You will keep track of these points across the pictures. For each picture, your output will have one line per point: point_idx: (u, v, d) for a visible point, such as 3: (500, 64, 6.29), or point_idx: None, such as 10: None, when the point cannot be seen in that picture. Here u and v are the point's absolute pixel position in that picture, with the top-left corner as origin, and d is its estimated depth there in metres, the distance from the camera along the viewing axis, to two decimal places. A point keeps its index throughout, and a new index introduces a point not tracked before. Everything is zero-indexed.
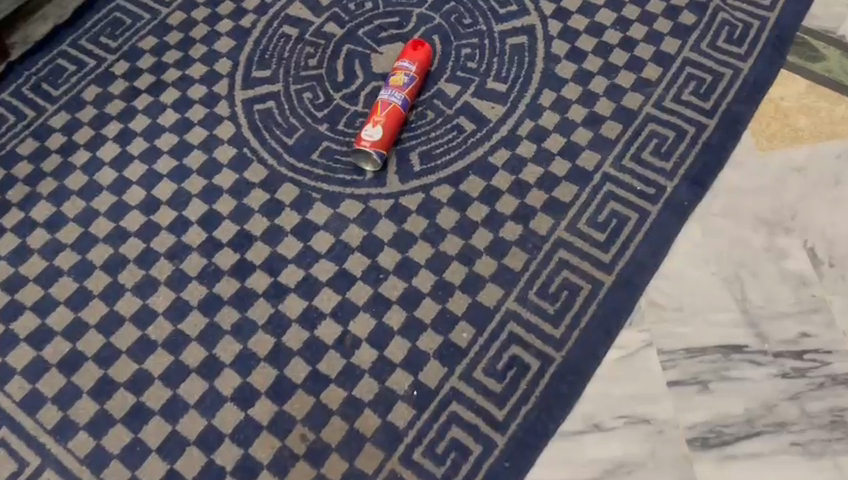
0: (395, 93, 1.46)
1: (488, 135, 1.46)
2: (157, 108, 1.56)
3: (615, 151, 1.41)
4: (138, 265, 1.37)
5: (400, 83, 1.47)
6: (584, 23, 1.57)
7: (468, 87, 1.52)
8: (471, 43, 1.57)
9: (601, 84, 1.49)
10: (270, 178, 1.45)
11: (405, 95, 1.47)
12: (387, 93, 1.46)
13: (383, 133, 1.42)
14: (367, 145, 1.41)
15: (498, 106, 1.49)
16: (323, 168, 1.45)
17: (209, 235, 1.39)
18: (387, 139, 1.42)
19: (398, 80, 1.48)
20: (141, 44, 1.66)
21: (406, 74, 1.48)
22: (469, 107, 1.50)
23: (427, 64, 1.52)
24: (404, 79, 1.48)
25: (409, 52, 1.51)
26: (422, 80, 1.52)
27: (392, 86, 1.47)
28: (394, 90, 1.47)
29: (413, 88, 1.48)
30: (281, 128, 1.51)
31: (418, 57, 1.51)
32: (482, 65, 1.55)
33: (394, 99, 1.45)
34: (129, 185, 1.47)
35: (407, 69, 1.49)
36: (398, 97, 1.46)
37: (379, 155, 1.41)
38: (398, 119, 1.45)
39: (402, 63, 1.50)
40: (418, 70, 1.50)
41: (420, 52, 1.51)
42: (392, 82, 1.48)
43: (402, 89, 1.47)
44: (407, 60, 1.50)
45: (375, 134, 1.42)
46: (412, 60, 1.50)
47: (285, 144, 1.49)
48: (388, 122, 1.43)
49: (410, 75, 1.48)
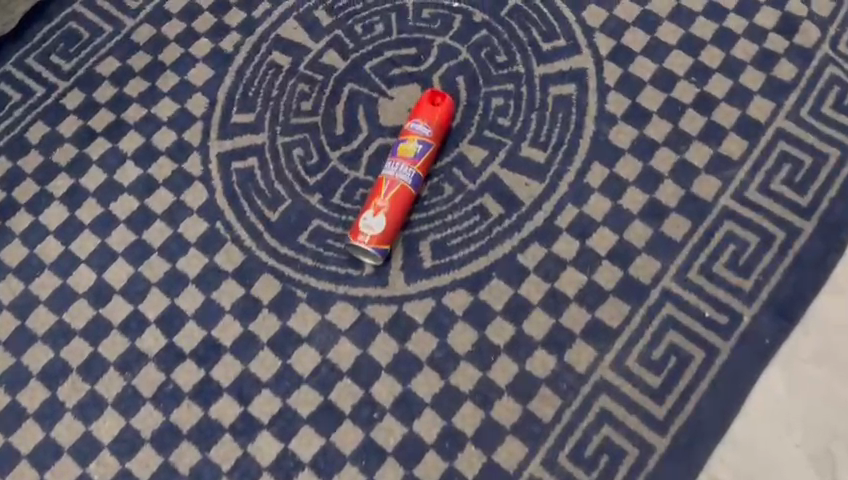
0: (404, 167, 1.16)
1: (519, 223, 1.16)
2: (114, 159, 1.27)
3: (679, 260, 1.11)
4: (82, 376, 1.12)
5: (411, 154, 1.17)
6: (650, 70, 1.24)
7: (497, 152, 1.22)
8: (504, 90, 1.26)
9: (667, 159, 1.18)
10: (246, 266, 1.17)
11: (417, 170, 1.16)
12: (393, 167, 1.16)
13: (386, 223, 1.13)
14: (365, 240, 1.12)
15: (534, 182, 1.19)
16: (312, 256, 1.17)
17: (168, 341, 1.13)
18: (391, 231, 1.13)
19: (409, 149, 1.17)
20: (98, 68, 1.35)
21: (418, 140, 1.18)
22: (498, 181, 1.19)
23: (447, 123, 1.21)
24: (417, 148, 1.17)
25: (424, 108, 1.20)
26: (440, 144, 1.21)
27: (401, 156, 1.17)
28: (402, 163, 1.16)
29: (427, 157, 1.18)
30: (263, 196, 1.22)
31: (436, 115, 1.20)
32: (517, 122, 1.23)
33: (402, 176, 1.15)
34: (77, 263, 1.20)
35: (421, 133, 1.18)
36: (408, 173, 1.16)
37: (379, 252, 1.12)
38: (406, 203, 1.15)
39: (415, 124, 1.19)
40: (435, 133, 1.19)
41: (439, 108, 1.20)
42: (401, 151, 1.17)
43: (413, 162, 1.16)
44: (421, 120, 1.19)
45: (376, 225, 1.13)
46: (427, 121, 1.19)
47: (267, 218, 1.20)
48: (393, 208, 1.14)
49: (424, 142, 1.18)
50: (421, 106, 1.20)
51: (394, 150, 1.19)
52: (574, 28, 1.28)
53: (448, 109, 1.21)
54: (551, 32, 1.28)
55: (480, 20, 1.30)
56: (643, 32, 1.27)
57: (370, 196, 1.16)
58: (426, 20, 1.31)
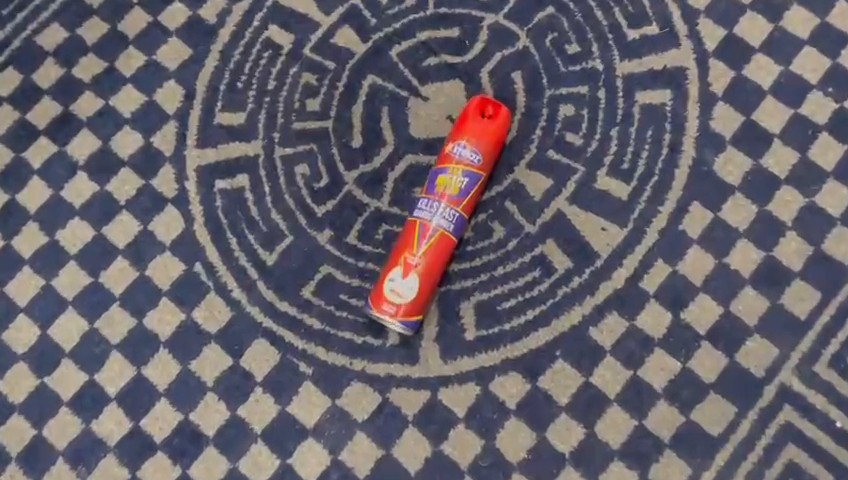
0: (444, 210, 0.87)
1: (592, 282, 0.89)
2: (61, 168, 0.97)
3: (803, 346, 0.85)
4: (23, 467, 0.88)
5: (454, 190, 0.87)
6: (772, 73, 0.93)
7: (565, 182, 0.92)
8: (575, 94, 0.95)
9: (791, 203, 0.89)
10: (234, 327, 0.90)
11: (461, 212, 0.87)
12: (429, 208, 0.87)
13: (417, 288, 0.85)
14: (389, 309, 0.85)
15: (612, 226, 0.90)
16: (318, 317, 0.90)
17: (134, 426, 0.88)
18: (424, 297, 0.86)
19: (451, 183, 0.88)
20: (38, 39, 1.02)
21: (463, 171, 0.88)
22: (565, 223, 0.91)
23: (502, 144, 0.90)
24: (461, 181, 0.88)
25: (472, 123, 0.89)
26: (490, 171, 0.90)
27: (440, 192, 0.88)
28: (442, 203, 0.87)
29: (474, 192, 0.88)
30: (255, 230, 0.93)
31: (488, 135, 0.89)
32: (592, 139, 0.93)
33: (441, 222, 0.87)
34: (15, 312, 0.93)
35: (468, 161, 0.88)
36: (449, 218, 0.87)
37: (409, 325, 0.86)
38: (445, 258, 0.87)
39: (460, 146, 0.88)
40: (485, 160, 0.89)
41: (493, 124, 0.89)
42: (440, 185, 0.88)
43: (456, 201, 0.87)
44: (468, 141, 0.88)
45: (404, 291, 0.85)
46: (476, 143, 0.88)
47: (261, 261, 0.92)
48: (427, 268, 0.86)
49: (470, 173, 0.88)
50: (468, 119, 0.89)
51: (429, 180, 0.89)
52: (672, 10, 0.96)
53: (504, 124, 0.90)
54: (641, 13, 0.96)
55: None
56: (764, 19, 0.95)
57: (397, 245, 0.88)
58: None
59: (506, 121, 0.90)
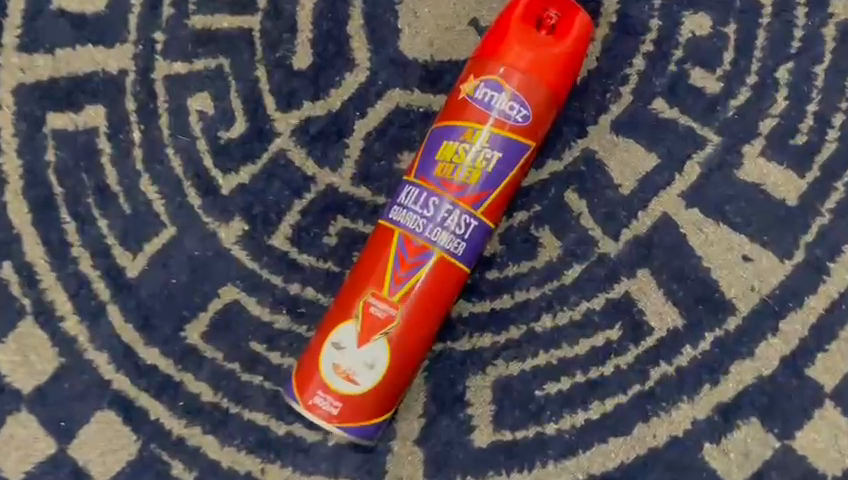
0: (448, 214, 0.45)
1: (716, 360, 0.48)
2: None
3: None
4: None
5: (469, 176, 0.45)
6: None
7: (681, 162, 0.49)
8: None
9: None
10: (63, 387, 0.51)
11: (480, 219, 0.45)
12: (420, 206, 0.45)
13: (379, 372, 0.45)
14: (322, 407, 0.45)
15: (764, 255, 0.48)
16: (210, 381, 0.50)
17: None
18: (394, 384, 0.46)
19: (465, 161, 0.45)
20: None
21: (491, 140, 0.45)
22: (675, 241, 0.49)
23: (571, 86, 0.46)
24: (485, 160, 0.45)
25: (517, 41, 0.45)
26: (543, 137, 0.47)
27: (442, 178, 0.45)
28: (444, 199, 0.45)
29: (510, 182, 0.46)
30: (112, 211, 0.52)
31: (548, 68, 0.45)
32: (740, 85, 0.49)
33: (440, 237, 0.45)
34: None
35: (502, 120, 0.45)
36: (457, 231, 0.45)
37: (362, 434, 0.46)
38: (441, 311, 0.46)
39: (488, 86, 0.45)
40: (535, 119, 0.45)
41: (559, 46, 0.45)
42: (445, 162, 0.45)
43: (472, 198, 0.45)
44: (505, 77, 0.45)
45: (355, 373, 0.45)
46: (522, 84, 0.45)
47: (117, 271, 0.52)
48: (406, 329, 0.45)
49: (504, 143, 0.45)
50: (509, 32, 0.45)
51: (424, 149, 0.46)
52: None
53: (581, 46, 0.45)
54: None
55: None
56: None
57: (352, 274, 0.47)
58: None
59: (584, 41, 0.45)
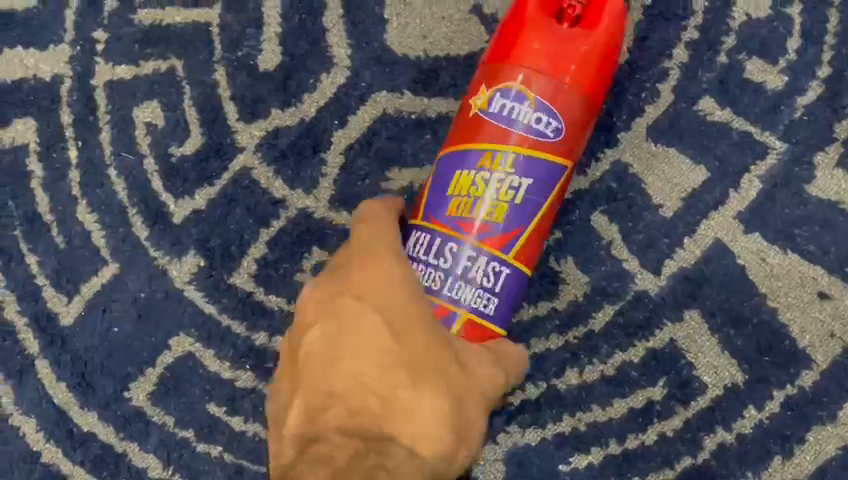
0: (470, 264, 0.35)
1: (787, 426, 0.38)
2: None
3: None
4: None
5: (492, 210, 0.36)
6: None
7: (737, 176, 0.39)
8: None
9: None
10: None
11: (514, 265, 0.36)
12: (431, 257, 0.35)
13: None
14: None
15: (846, 291, 0.38)
16: (159, 453, 0.41)
17: None
18: None
19: (486, 194, 0.36)
20: None
21: (516, 162, 0.36)
22: (732, 276, 0.39)
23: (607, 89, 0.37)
24: (511, 190, 0.36)
25: (535, 37, 0.35)
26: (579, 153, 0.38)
27: (456, 216, 0.36)
28: (465, 245, 0.35)
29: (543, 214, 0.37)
30: (42, 246, 0.43)
31: (582, 68, 0.35)
32: (810, 79, 0.40)
33: (465, 295, 0.35)
34: None
35: (527, 136, 0.36)
36: (484, 284, 0.36)
37: None
38: None
39: (504, 95, 0.36)
40: (567, 132, 0.36)
41: (591, 38, 0.35)
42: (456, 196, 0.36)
43: (499, 239, 0.36)
44: (524, 83, 0.35)
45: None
46: (546, 90, 0.35)
47: (49, 318, 0.43)
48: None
49: (532, 164, 0.36)
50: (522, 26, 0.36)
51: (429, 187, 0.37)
52: None
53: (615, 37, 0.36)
54: None
55: None
56: None
57: None
58: None
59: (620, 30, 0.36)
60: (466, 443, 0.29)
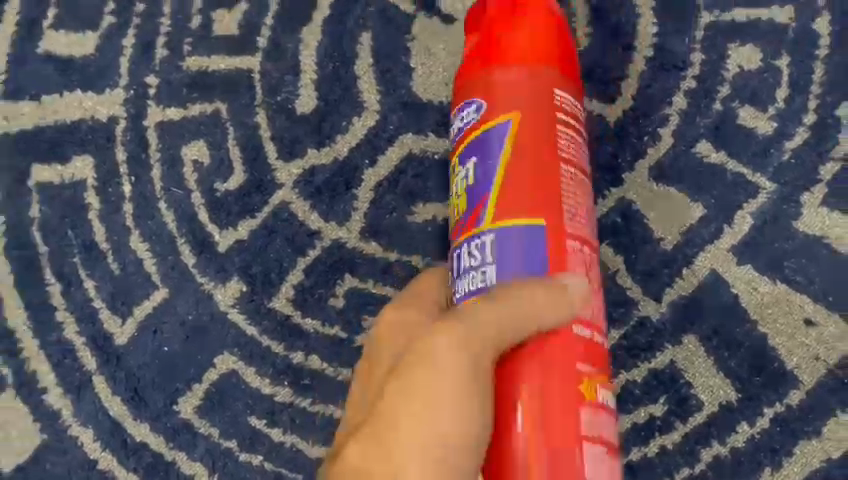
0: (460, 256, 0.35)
1: (776, 441, 0.42)
2: None
3: None
4: None
5: (461, 204, 0.36)
6: None
7: (731, 213, 0.44)
8: (766, 24, 0.45)
9: None
10: (44, 468, 0.46)
11: (494, 228, 0.34)
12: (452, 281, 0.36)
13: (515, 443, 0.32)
14: None
15: (829, 318, 0.42)
16: (205, 461, 0.45)
17: None
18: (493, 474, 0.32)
19: (454, 201, 0.37)
20: None
21: (461, 159, 0.37)
22: (726, 303, 0.43)
23: (533, 40, 0.36)
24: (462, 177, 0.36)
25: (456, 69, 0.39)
26: (540, 109, 0.36)
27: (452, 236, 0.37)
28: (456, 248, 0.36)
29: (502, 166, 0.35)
30: (99, 272, 0.48)
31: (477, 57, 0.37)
32: (797, 125, 0.44)
33: (464, 284, 0.35)
34: None
35: (464, 134, 0.37)
36: (475, 262, 0.34)
37: None
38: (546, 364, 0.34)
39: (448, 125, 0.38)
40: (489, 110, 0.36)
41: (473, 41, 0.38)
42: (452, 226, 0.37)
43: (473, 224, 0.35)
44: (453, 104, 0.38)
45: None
46: (468, 91, 0.37)
47: (105, 338, 0.47)
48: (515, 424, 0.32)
49: (476, 146, 0.36)
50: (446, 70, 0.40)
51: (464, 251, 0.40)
52: None
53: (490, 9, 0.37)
54: None
55: None
56: None
57: None
58: None
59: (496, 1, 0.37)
60: (385, 453, 0.31)
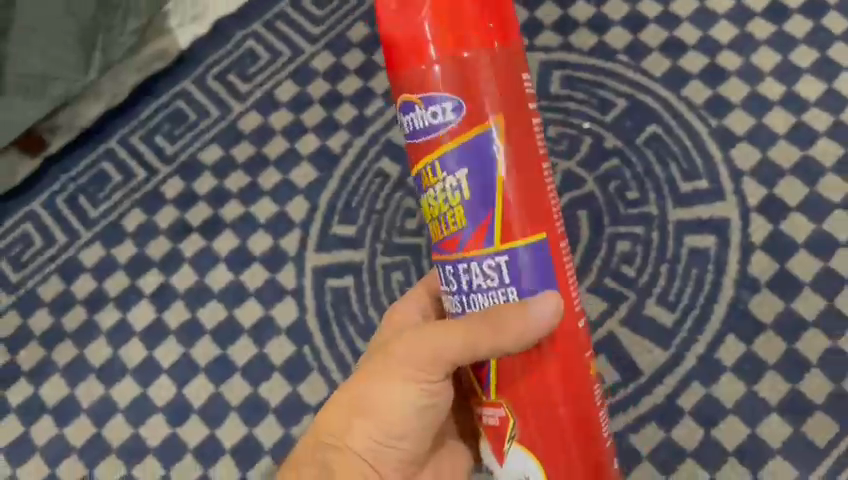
0: (495, 265, 0.62)
1: (634, 395, 1.04)
2: (208, 258, 1.21)
3: (821, 470, 0.97)
4: None
5: (483, 210, 0.61)
6: (806, 230, 1.08)
7: (618, 306, 1.09)
8: (632, 233, 1.12)
9: (818, 342, 1.02)
10: (330, 403, 1.09)
11: (536, 244, 0.62)
12: (488, 281, 0.63)
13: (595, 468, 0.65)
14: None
15: (656, 348, 1.05)
16: None
17: (243, 476, 1.08)
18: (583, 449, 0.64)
19: (447, 205, 0.62)
20: (201, 154, 1.29)
21: (447, 160, 0.61)
22: (616, 341, 1.07)
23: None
24: (454, 170, 0.61)
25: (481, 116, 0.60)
26: (522, 100, 0.61)
27: (460, 240, 0.62)
28: (489, 256, 0.62)
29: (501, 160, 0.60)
30: (355, 323, 1.13)
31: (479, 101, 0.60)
32: (643, 273, 1.10)
33: (487, 272, 0.62)
34: (158, 372, 1.15)
35: (487, 153, 0.60)
36: (500, 274, 0.62)
37: None
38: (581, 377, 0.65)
39: (440, 132, 0.60)
40: (433, 51, 0.58)
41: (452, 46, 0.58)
42: (452, 210, 0.62)
43: (500, 241, 0.61)
44: (438, 76, 0.59)
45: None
46: (435, 78, 0.59)
47: (358, 350, 1.11)
48: (529, 418, 0.63)
49: (486, 182, 0.60)
50: (393, 30, 0.59)
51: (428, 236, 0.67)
52: (721, 168, 1.14)
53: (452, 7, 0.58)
54: (693, 170, 1.14)
55: (612, 146, 1.18)
56: (801, 183, 1.11)
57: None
58: (551, 139, 1.20)
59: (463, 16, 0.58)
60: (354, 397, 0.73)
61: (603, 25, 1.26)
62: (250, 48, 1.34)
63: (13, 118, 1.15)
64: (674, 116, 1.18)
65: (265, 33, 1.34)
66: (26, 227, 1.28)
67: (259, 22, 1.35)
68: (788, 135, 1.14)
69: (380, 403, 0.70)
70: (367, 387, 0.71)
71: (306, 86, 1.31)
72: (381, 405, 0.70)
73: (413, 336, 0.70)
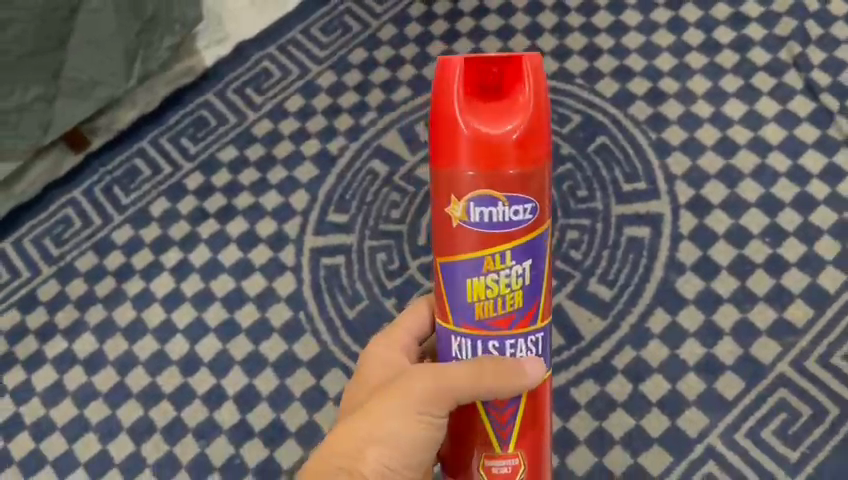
0: (532, 338, 0.72)
1: (576, 356, 1.22)
2: (221, 239, 1.42)
3: (729, 419, 1.15)
4: (164, 436, 1.27)
5: (524, 292, 0.69)
6: (725, 224, 1.29)
7: (565, 283, 1.28)
8: (580, 224, 1.32)
9: (730, 315, 1.22)
10: (319, 359, 1.29)
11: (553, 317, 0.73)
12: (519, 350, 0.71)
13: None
14: None
15: (596, 317, 1.25)
16: None
17: (243, 418, 1.26)
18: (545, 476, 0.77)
19: (496, 289, 0.68)
20: (219, 154, 1.51)
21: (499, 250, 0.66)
22: (563, 312, 1.26)
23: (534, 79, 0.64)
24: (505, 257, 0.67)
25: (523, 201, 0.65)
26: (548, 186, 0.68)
27: (502, 315, 0.69)
28: (529, 332, 0.71)
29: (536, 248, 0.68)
30: (344, 294, 1.33)
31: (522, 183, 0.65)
32: (588, 256, 1.29)
33: (523, 344, 0.72)
34: (175, 332, 1.35)
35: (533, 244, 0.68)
36: (532, 345, 0.72)
37: None
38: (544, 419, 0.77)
39: (512, 226, 0.65)
40: (507, 158, 0.63)
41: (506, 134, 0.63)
42: (509, 295, 0.69)
43: (542, 318, 0.71)
44: (491, 167, 0.64)
45: None
46: (501, 180, 0.64)
47: (345, 316, 1.31)
48: (532, 463, 0.74)
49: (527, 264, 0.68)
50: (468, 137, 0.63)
51: (456, 315, 0.70)
52: (657, 172, 1.34)
53: (524, 121, 0.63)
54: (634, 173, 1.35)
55: (567, 153, 1.39)
56: (724, 186, 1.32)
57: None
58: None
59: (533, 129, 0.63)
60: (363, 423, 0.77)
61: (565, 54, 1.49)
62: (265, 67, 1.57)
63: (66, 116, 1.38)
64: (620, 129, 1.39)
65: (279, 55, 1.58)
66: (67, 210, 1.49)
67: (274, 46, 1.59)
68: (714, 147, 1.36)
69: (389, 429, 0.76)
70: (378, 414, 0.77)
71: (311, 99, 1.54)
72: (391, 431, 0.76)
73: (424, 372, 0.76)
